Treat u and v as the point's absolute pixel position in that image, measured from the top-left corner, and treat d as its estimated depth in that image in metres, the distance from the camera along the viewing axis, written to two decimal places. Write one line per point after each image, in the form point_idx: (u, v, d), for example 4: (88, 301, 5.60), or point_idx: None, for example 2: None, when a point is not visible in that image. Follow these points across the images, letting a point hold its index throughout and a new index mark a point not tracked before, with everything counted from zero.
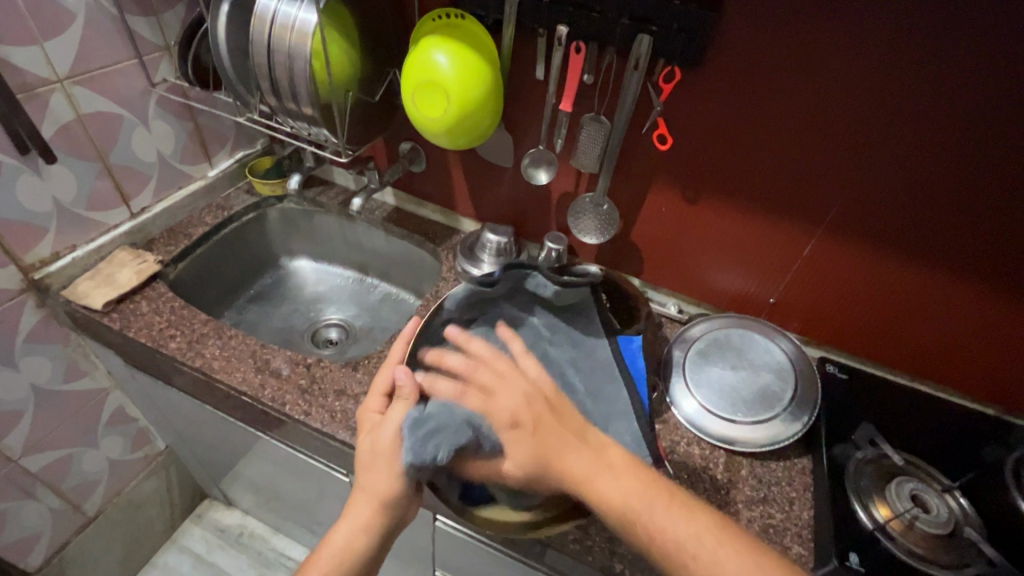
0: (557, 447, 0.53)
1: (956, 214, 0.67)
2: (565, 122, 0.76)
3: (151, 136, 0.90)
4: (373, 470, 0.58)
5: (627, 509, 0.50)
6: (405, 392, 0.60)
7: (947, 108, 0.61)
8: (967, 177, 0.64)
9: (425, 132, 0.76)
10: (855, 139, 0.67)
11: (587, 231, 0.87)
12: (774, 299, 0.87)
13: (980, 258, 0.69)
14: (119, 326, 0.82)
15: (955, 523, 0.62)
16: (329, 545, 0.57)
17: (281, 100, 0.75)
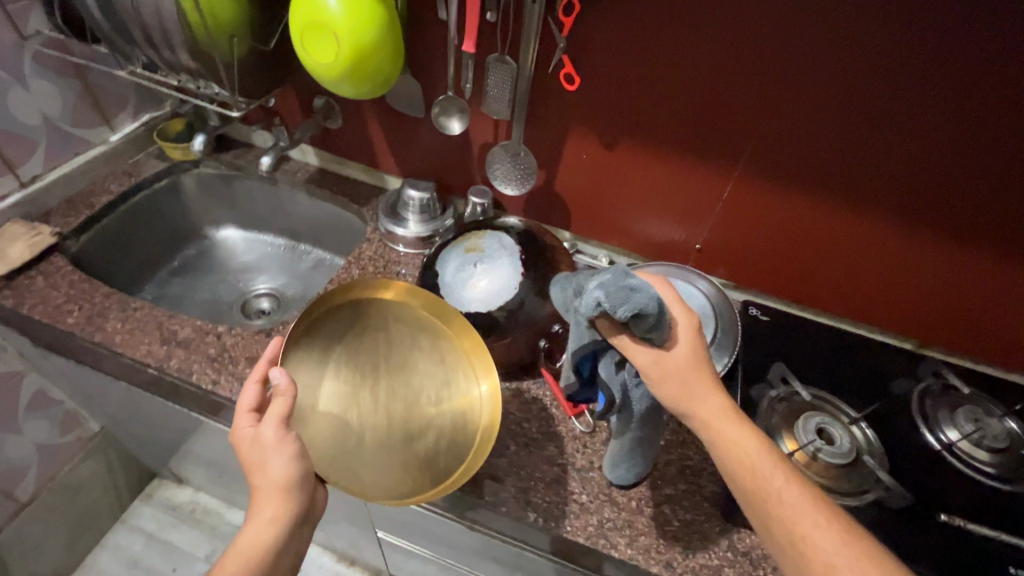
0: (695, 388, 0.49)
1: (861, 144, 0.66)
2: (471, 65, 0.71)
3: (32, 97, 0.83)
4: (264, 470, 0.53)
5: (755, 471, 0.46)
6: (283, 387, 0.55)
7: (842, 29, 0.59)
8: (870, 102, 0.63)
9: (321, 80, 0.71)
10: (760, 68, 0.65)
11: (511, 180, 0.84)
12: (700, 246, 0.86)
13: (887, 188, 0.69)
14: (11, 303, 0.77)
15: (857, 452, 0.64)
16: (235, 556, 0.52)
17: (157, 48, 0.70)
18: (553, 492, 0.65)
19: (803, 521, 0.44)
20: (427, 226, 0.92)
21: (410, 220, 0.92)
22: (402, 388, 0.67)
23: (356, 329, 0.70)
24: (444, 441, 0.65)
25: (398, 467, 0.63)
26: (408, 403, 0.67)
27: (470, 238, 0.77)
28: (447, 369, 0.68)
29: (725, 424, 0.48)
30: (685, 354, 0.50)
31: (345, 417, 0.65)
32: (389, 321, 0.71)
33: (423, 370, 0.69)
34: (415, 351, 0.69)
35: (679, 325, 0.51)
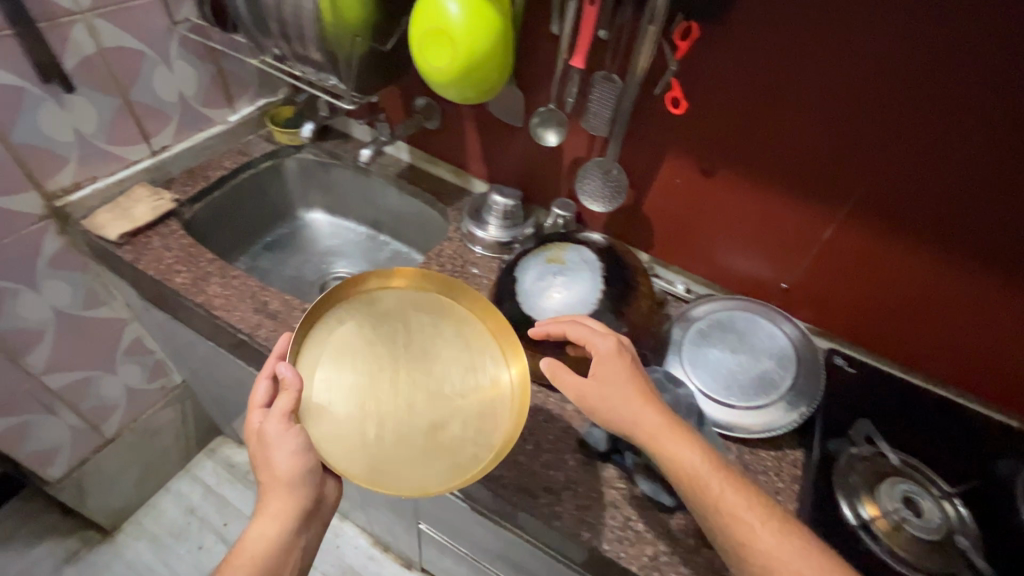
0: (625, 400, 0.58)
1: (988, 203, 0.61)
2: (577, 80, 0.72)
3: (172, 76, 0.91)
4: (271, 466, 0.58)
5: (698, 476, 0.53)
6: (290, 382, 0.59)
7: (985, 81, 0.55)
8: (1014, 156, 0.57)
9: (435, 83, 0.74)
10: (892, 107, 0.61)
11: (596, 197, 0.82)
12: (786, 285, 0.82)
13: (1013, 253, 0.63)
14: (131, 258, 0.85)
15: (947, 530, 0.59)
16: (248, 543, 0.57)
17: (291, 40, 0.76)
18: (610, 515, 0.65)
19: (743, 528, 0.51)
20: (507, 232, 0.94)
21: (491, 224, 0.94)
22: (424, 375, 0.69)
23: (370, 320, 0.72)
24: (468, 431, 0.66)
25: (423, 457, 0.64)
26: (431, 391, 0.68)
27: (550, 249, 0.77)
28: (469, 356, 0.70)
29: (664, 436, 0.56)
30: (615, 374, 0.59)
31: (365, 405, 0.66)
32: (403, 314, 0.73)
33: (446, 360, 0.71)
34: (433, 341, 0.72)
35: (601, 350, 0.61)
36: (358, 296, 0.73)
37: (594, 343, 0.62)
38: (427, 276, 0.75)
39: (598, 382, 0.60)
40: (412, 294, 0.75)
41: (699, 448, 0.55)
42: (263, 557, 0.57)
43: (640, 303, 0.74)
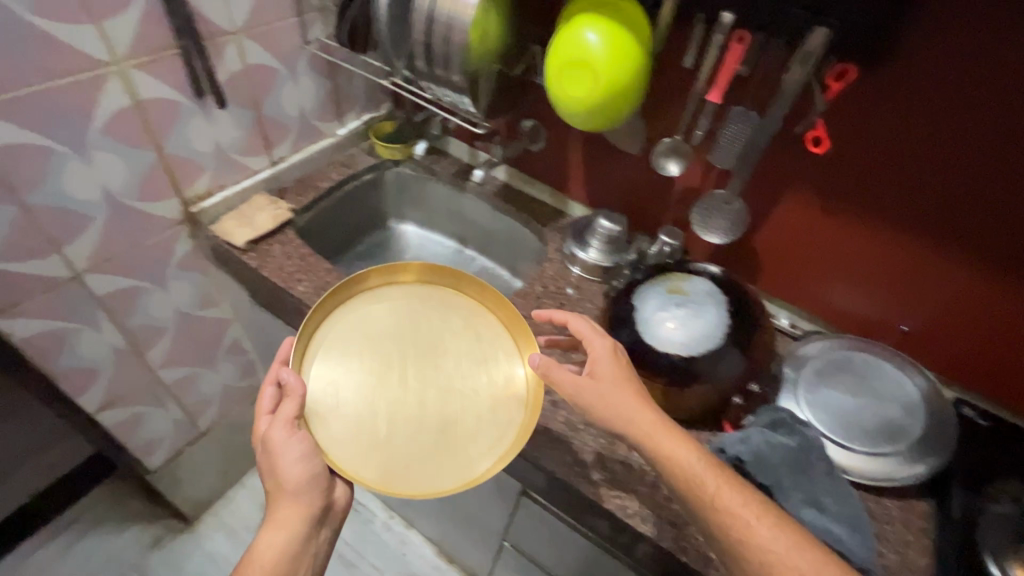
0: (622, 398, 0.60)
1: None
2: (710, 113, 0.72)
3: (298, 92, 0.96)
4: (277, 472, 0.62)
5: (696, 482, 0.55)
6: (293, 389, 0.64)
7: None
8: None
9: (566, 112, 0.75)
10: None
11: (715, 229, 0.81)
12: (906, 328, 0.79)
13: None
14: (256, 265, 0.89)
15: None
16: (260, 549, 0.61)
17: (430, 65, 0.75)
18: None
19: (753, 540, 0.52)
20: (610, 256, 0.94)
21: (594, 247, 0.95)
22: (436, 372, 0.74)
23: (378, 319, 0.76)
24: (482, 425, 0.71)
25: (432, 457, 0.69)
26: (443, 387, 0.73)
27: (671, 280, 0.77)
28: (477, 353, 0.75)
29: (663, 436, 0.58)
30: (606, 374, 0.62)
31: (376, 400, 0.71)
32: (408, 314, 0.77)
33: (455, 360, 0.75)
34: (442, 338, 0.76)
35: (598, 350, 0.64)
36: (360, 297, 0.77)
37: (593, 344, 0.65)
38: (434, 274, 0.79)
39: (595, 381, 0.62)
40: (419, 293, 0.79)
41: (699, 453, 0.57)
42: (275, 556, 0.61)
43: (764, 339, 0.73)
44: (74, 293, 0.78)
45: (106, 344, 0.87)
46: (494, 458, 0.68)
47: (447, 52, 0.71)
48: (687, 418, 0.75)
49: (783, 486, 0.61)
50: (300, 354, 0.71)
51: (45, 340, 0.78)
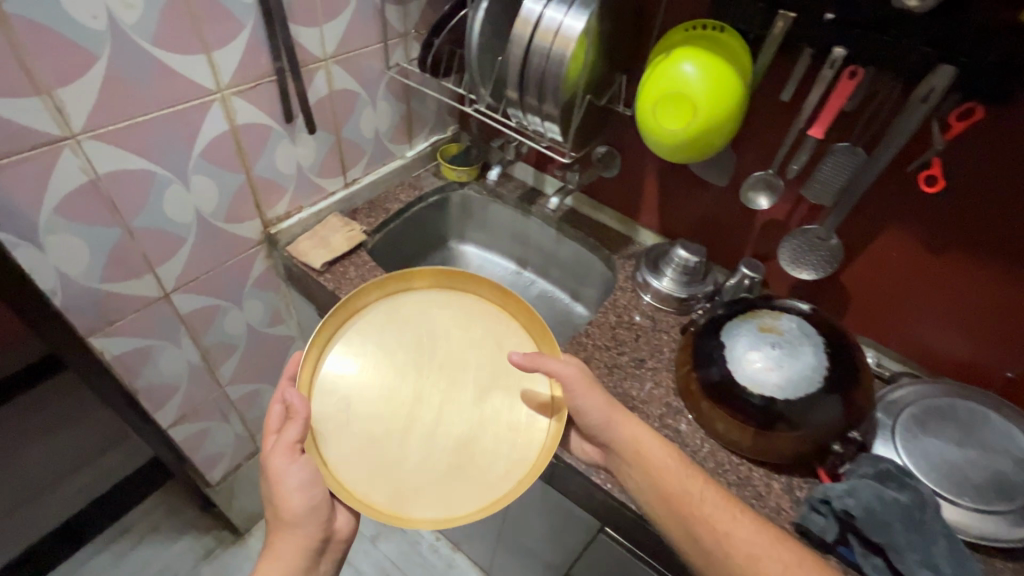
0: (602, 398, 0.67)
1: None
2: (811, 148, 0.70)
3: (376, 115, 0.97)
4: (284, 502, 0.60)
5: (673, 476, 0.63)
6: (298, 412, 0.62)
7: None
8: None
9: (658, 144, 0.74)
10: None
11: (807, 265, 0.79)
12: (1010, 375, 0.75)
13: None
14: (332, 287, 0.89)
15: None
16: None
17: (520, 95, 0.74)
18: None
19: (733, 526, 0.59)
20: (685, 287, 0.92)
21: (669, 277, 0.93)
22: (453, 391, 0.72)
23: (386, 337, 0.75)
24: (499, 445, 0.68)
25: (449, 476, 0.66)
26: (459, 406, 0.71)
27: (762, 318, 0.74)
28: (493, 370, 0.74)
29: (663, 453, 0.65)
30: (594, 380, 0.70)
31: (387, 420, 0.69)
32: (415, 331, 0.76)
33: (470, 374, 0.74)
34: (457, 353, 0.75)
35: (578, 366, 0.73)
36: (361, 316, 0.75)
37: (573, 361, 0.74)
38: (453, 280, 0.79)
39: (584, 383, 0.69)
40: (426, 309, 0.78)
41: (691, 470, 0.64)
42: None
43: (863, 381, 0.69)
44: (162, 311, 0.79)
45: (183, 361, 0.87)
46: (514, 481, 0.66)
47: (543, 83, 0.70)
48: (783, 463, 0.71)
49: (895, 544, 0.58)
50: (313, 364, 0.70)
51: (131, 356, 0.79)
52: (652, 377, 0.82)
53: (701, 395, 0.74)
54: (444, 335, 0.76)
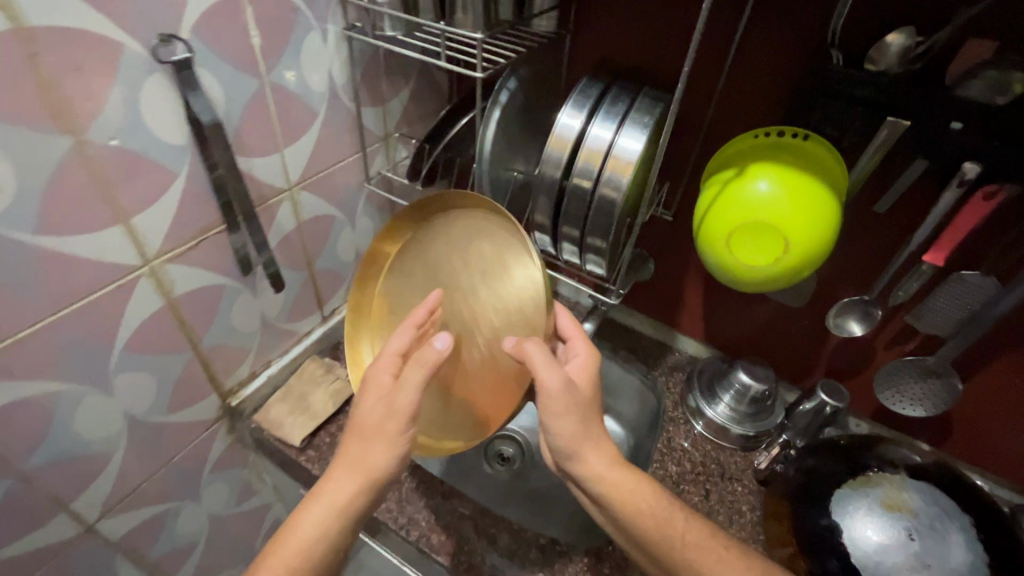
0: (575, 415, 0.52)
1: None
2: (926, 275, 0.56)
3: (356, 234, 0.78)
4: (367, 446, 0.51)
5: (629, 499, 0.52)
6: (430, 354, 0.52)
7: None
8: None
9: (733, 279, 0.58)
10: None
11: (913, 402, 0.64)
12: None
13: None
14: (317, 469, 0.69)
15: None
16: (302, 524, 0.50)
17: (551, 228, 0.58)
18: None
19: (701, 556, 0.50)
20: (748, 420, 0.76)
21: (728, 403, 0.77)
22: (458, 326, 0.61)
23: (417, 263, 0.66)
24: (503, 392, 0.59)
25: (460, 407, 0.62)
26: (462, 343, 0.60)
27: (881, 487, 0.59)
28: (510, 321, 0.58)
29: (629, 476, 0.53)
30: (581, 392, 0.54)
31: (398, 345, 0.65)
32: (450, 255, 0.63)
33: (491, 307, 0.59)
34: (489, 276, 0.60)
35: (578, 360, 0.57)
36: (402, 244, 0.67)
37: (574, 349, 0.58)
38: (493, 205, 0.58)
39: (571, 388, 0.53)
40: (470, 231, 0.61)
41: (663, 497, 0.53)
42: (320, 537, 0.49)
43: None
44: (83, 550, 0.58)
45: None
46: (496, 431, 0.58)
47: (586, 217, 0.53)
48: None
49: None
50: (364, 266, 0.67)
51: None
52: None
53: None
54: (488, 236, 0.60)
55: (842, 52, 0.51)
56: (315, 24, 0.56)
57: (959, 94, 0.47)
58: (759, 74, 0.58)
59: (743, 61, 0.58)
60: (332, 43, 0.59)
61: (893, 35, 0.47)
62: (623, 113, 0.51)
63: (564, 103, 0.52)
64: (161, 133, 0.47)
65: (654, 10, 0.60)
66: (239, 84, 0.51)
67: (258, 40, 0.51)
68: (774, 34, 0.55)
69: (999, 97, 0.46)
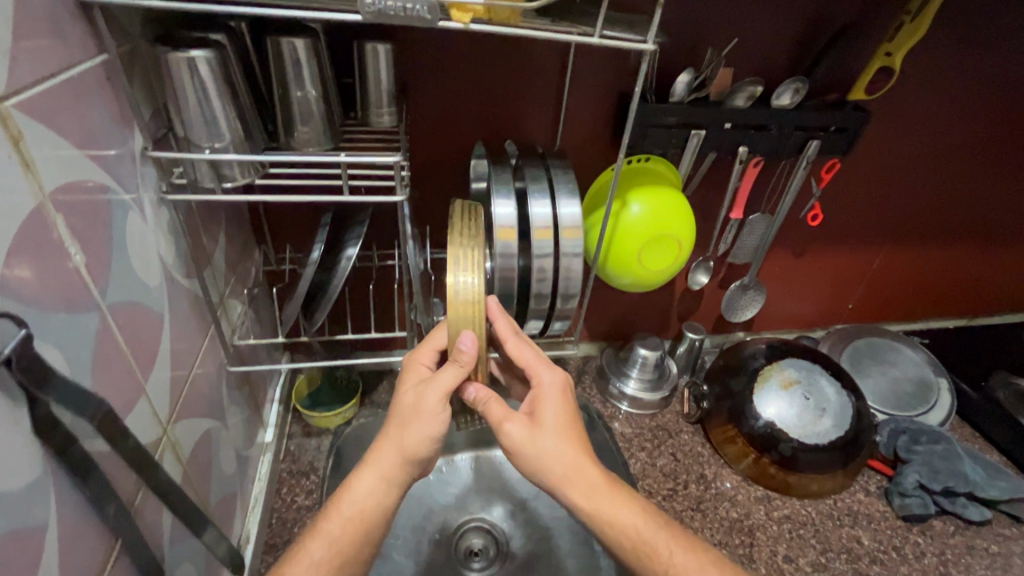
0: (534, 440, 0.46)
1: (980, 208, 0.92)
2: (734, 225, 0.79)
3: (229, 434, 0.57)
4: (403, 431, 0.45)
5: (598, 511, 0.46)
6: (465, 359, 0.43)
7: (989, 147, 0.83)
8: (998, 181, 0.89)
9: (652, 285, 0.70)
10: (938, 170, 0.85)
11: (747, 307, 0.93)
12: (852, 304, 1.03)
13: (991, 230, 0.96)
14: None
15: None
16: (353, 491, 0.45)
17: (525, 310, 0.60)
18: (971, 555, 0.74)
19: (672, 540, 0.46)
20: (659, 385, 0.90)
21: (639, 377, 0.89)
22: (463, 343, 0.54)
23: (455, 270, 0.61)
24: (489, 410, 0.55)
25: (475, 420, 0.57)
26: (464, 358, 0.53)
27: (774, 374, 0.81)
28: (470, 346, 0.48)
29: (604, 497, 0.46)
30: (551, 423, 0.47)
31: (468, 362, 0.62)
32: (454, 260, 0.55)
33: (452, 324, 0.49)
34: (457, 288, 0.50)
35: (546, 387, 0.49)
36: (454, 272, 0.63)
37: (539, 375, 0.49)
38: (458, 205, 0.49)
39: (535, 426, 0.47)
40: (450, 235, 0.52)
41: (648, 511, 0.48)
42: (377, 505, 0.45)
43: (854, 386, 0.82)
44: None
45: None
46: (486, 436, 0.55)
47: (556, 286, 0.56)
48: (839, 467, 0.77)
49: (978, 484, 0.77)
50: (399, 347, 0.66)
51: None
52: (721, 481, 0.80)
53: (782, 474, 0.77)
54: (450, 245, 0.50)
55: (651, 94, 0.64)
56: (129, 199, 0.38)
57: (728, 105, 0.66)
58: (588, 118, 0.65)
59: (574, 112, 0.65)
60: (152, 217, 0.42)
61: (681, 77, 0.62)
62: (551, 187, 0.55)
63: (494, 197, 0.53)
64: (2, 478, 0.26)
65: (482, 84, 0.61)
66: (75, 332, 0.32)
67: (81, 257, 0.32)
68: (593, 86, 0.63)
69: (750, 101, 0.66)
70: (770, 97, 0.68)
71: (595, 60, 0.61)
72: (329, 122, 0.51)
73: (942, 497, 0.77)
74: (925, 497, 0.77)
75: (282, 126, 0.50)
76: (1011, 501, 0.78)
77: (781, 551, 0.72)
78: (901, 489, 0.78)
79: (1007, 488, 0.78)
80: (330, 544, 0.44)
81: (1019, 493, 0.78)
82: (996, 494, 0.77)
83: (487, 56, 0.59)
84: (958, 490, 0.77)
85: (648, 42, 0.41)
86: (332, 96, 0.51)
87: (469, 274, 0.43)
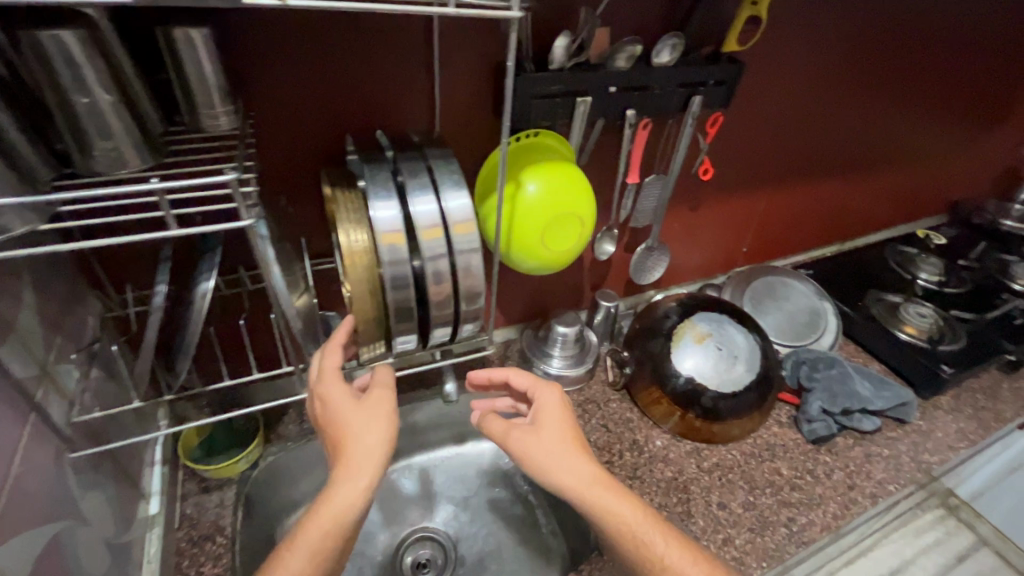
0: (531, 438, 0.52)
1: (841, 141, 0.99)
2: (632, 190, 0.77)
3: (90, 527, 0.47)
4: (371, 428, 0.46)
5: (584, 494, 0.49)
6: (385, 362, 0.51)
7: (843, 84, 0.89)
8: (853, 115, 0.95)
9: (561, 265, 0.66)
10: (804, 111, 0.89)
11: (654, 267, 0.94)
12: (745, 248, 1.08)
13: (851, 161, 1.05)
14: None
15: (941, 314, 1.01)
16: (337, 495, 0.42)
17: (428, 319, 0.53)
18: (869, 463, 0.82)
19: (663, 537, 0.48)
20: (582, 358, 0.89)
21: (561, 355, 0.87)
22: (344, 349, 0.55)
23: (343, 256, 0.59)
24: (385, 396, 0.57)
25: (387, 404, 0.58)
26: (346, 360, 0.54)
27: (687, 330, 0.83)
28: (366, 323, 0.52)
29: (598, 489, 0.49)
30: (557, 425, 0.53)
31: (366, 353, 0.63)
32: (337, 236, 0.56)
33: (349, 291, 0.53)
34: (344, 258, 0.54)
35: (545, 400, 0.55)
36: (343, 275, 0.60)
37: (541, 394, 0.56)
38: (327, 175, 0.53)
39: (532, 429, 0.53)
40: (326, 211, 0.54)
41: (645, 510, 0.50)
42: (357, 501, 0.43)
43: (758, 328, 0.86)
44: None
45: None
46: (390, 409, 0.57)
47: (456, 289, 0.51)
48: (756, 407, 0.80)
49: (869, 398, 0.85)
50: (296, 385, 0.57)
51: None
52: (652, 442, 0.82)
53: (706, 426, 0.80)
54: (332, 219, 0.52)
55: (529, 64, 0.59)
56: None
57: (610, 67, 0.63)
58: (466, 95, 0.59)
59: (449, 90, 0.58)
60: None
61: (557, 41, 0.57)
62: (433, 180, 0.49)
63: (369, 198, 0.47)
64: None
65: (335, 66, 0.52)
66: None
67: None
68: (465, 58, 0.56)
69: (631, 62, 0.63)
70: (649, 56, 0.66)
71: (462, 29, 0.54)
72: (141, 135, 0.40)
73: (839, 416, 0.85)
74: (826, 419, 0.84)
75: (72, 147, 0.39)
76: (895, 407, 0.87)
77: (715, 499, 0.75)
78: (807, 415, 0.84)
79: (891, 397, 0.87)
80: (310, 553, 0.41)
81: (901, 400, 0.87)
82: (884, 404, 0.85)
83: (335, 34, 0.50)
84: (853, 407, 0.84)
85: (514, 10, 0.35)
86: (138, 102, 0.41)
87: (358, 230, 0.49)
